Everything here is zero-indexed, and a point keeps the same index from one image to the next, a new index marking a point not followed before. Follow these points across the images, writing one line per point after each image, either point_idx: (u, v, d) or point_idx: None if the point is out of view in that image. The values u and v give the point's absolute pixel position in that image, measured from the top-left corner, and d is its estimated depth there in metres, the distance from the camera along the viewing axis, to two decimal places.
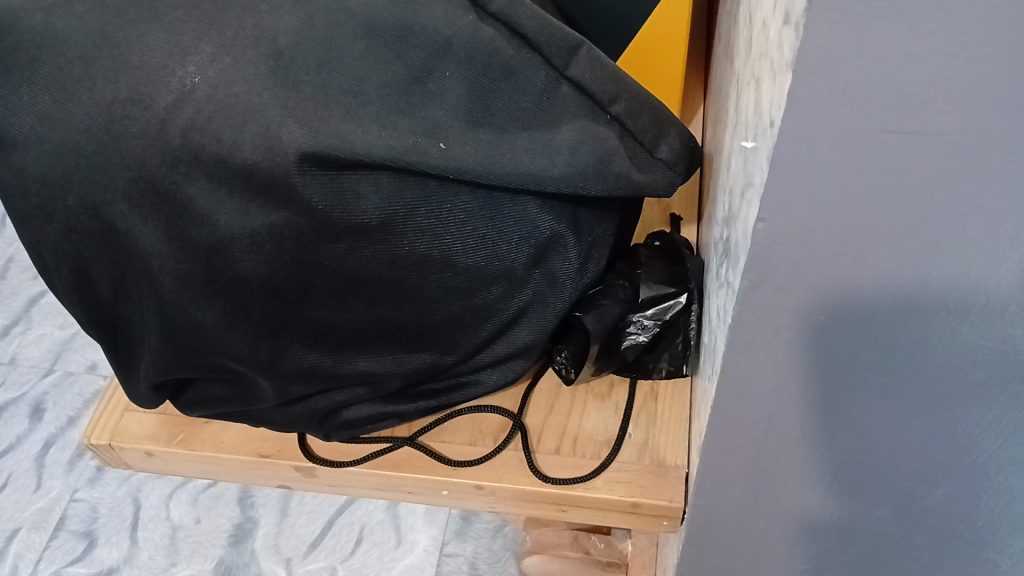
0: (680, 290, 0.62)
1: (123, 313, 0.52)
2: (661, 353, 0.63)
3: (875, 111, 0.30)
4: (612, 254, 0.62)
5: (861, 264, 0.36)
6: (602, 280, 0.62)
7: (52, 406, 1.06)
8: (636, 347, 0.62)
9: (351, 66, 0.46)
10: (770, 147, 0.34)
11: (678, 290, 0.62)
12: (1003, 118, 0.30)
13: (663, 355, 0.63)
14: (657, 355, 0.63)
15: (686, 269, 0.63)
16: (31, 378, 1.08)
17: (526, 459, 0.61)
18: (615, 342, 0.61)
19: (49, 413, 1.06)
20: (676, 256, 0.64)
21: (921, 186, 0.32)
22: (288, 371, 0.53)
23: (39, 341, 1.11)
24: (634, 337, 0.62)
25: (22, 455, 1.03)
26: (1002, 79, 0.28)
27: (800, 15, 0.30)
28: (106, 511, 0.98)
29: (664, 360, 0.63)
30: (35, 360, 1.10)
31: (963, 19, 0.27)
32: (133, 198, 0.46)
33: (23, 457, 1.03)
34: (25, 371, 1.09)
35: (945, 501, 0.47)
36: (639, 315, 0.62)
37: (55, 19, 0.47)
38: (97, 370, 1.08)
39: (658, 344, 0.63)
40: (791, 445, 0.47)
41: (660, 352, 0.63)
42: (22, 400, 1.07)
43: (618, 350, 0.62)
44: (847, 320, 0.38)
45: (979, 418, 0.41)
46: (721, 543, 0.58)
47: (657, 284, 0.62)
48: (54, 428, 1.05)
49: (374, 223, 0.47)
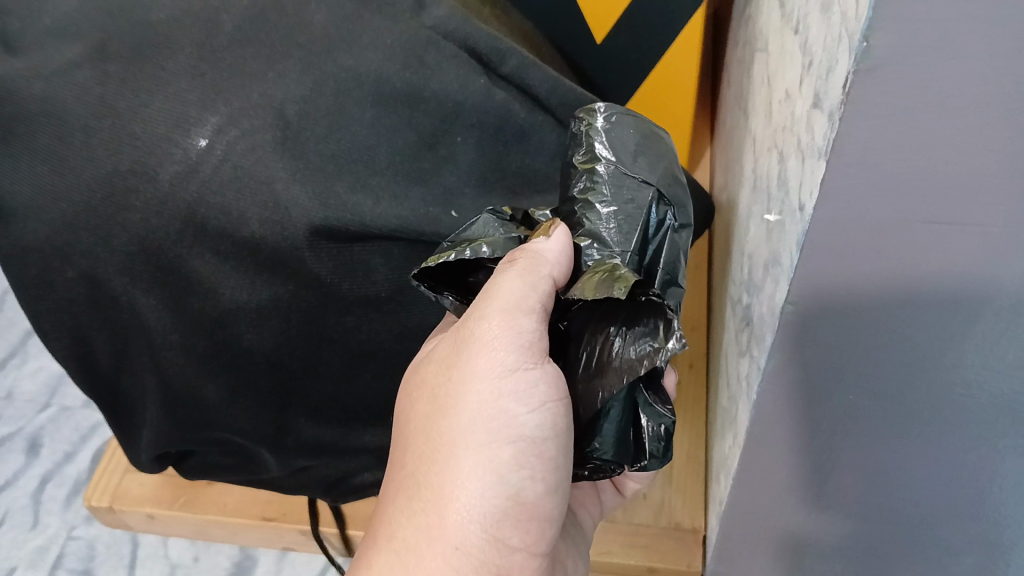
0: (585, 184, 0.44)
1: (124, 379, 0.50)
2: (592, 324, 0.42)
3: (913, 204, 0.27)
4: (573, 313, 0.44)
5: (885, 447, 0.38)
6: (584, 340, 0.42)
7: (49, 442, 0.78)
8: (585, 375, 0.42)
9: (359, 135, 0.44)
10: (797, 233, 0.32)
11: (586, 184, 0.44)
12: None
13: (592, 321, 0.42)
14: (650, 251, 0.44)
15: (579, 171, 0.45)
16: (25, 414, 0.80)
17: (629, 538, 0.60)
18: (593, 391, 0.41)
19: (45, 448, 0.77)
20: (569, 183, 0.46)
21: (940, 257, 0.29)
22: (294, 445, 0.54)
23: (36, 374, 0.82)
24: (632, 346, 0.39)
25: (17, 491, 0.75)
26: None
27: (833, 105, 0.27)
28: (104, 547, 0.72)
29: (616, 339, 0.40)
30: (28, 393, 0.81)
31: (1008, 119, 0.24)
32: (136, 272, 0.44)
33: (18, 494, 0.75)
34: (17, 408, 0.80)
35: (972, 571, 0.44)
36: (597, 232, 0.43)
37: (55, 84, 0.43)
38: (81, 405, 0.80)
39: (625, 321, 0.40)
40: (816, 495, 0.42)
41: (587, 348, 0.42)
42: (16, 436, 0.78)
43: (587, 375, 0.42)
44: (857, 240, 0.29)
45: (1008, 497, 0.38)
46: (750, 557, 0.51)
47: (582, 203, 0.44)
48: (50, 464, 0.77)
49: (384, 294, 0.47)
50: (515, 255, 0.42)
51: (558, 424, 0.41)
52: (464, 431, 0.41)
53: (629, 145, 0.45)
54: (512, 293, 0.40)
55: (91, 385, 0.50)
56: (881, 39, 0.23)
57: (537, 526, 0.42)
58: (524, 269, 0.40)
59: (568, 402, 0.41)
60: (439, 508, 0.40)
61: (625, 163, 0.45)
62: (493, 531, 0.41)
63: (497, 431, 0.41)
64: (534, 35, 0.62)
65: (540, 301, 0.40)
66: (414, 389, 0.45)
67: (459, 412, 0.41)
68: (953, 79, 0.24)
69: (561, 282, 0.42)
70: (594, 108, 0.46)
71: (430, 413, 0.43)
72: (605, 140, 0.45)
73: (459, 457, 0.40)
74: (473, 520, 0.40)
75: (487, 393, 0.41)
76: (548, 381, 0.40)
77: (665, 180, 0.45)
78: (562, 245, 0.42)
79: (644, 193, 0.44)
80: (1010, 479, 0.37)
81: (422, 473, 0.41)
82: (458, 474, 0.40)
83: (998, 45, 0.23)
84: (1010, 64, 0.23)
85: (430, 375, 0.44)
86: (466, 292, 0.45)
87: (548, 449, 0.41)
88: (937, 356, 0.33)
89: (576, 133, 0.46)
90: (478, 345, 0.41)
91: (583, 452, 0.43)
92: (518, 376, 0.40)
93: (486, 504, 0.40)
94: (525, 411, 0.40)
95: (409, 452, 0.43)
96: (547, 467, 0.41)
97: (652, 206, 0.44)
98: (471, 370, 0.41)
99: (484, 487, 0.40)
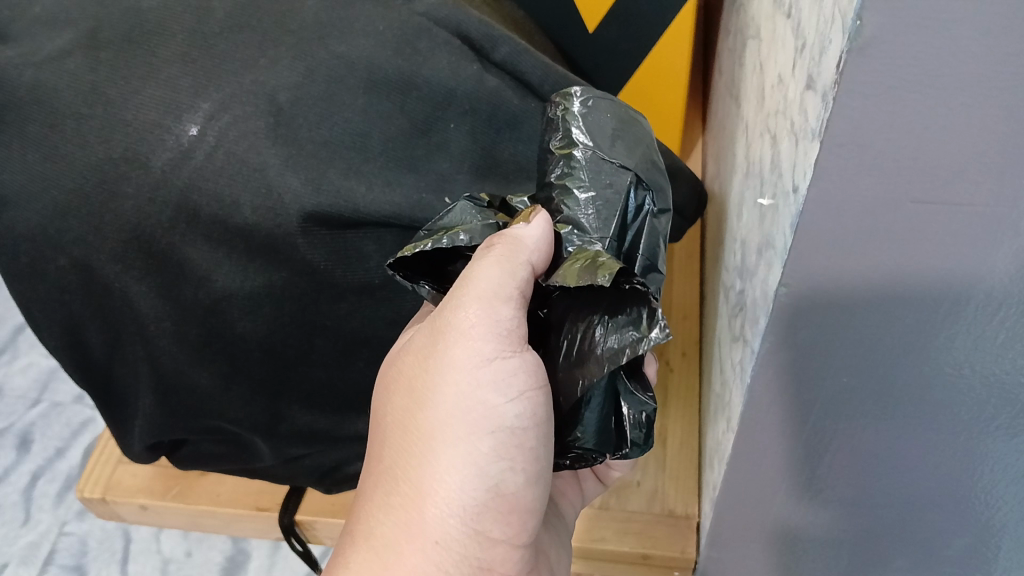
0: (562, 169, 0.44)
1: (117, 369, 0.49)
2: (573, 311, 0.42)
3: (904, 183, 0.27)
4: (556, 298, 0.43)
5: (877, 429, 0.38)
6: (566, 327, 0.42)
7: (40, 437, 0.77)
8: (566, 362, 0.42)
9: (352, 121, 0.44)
10: (791, 216, 0.32)
11: (563, 170, 0.44)
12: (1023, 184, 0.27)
13: (572, 308, 0.42)
14: (629, 237, 0.44)
15: (555, 157, 0.45)
16: (16, 410, 0.79)
17: (621, 526, 0.61)
18: (573, 378, 0.41)
19: (35, 444, 0.77)
20: (545, 170, 0.45)
21: (931, 237, 0.29)
22: (287, 434, 0.54)
23: (26, 370, 0.82)
24: (613, 335, 0.39)
25: (8, 487, 0.75)
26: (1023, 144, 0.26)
27: (825, 88, 0.27)
28: (96, 543, 0.72)
29: (597, 328, 0.40)
30: (18, 390, 0.80)
31: (999, 98, 0.24)
32: (129, 259, 0.43)
33: (9, 490, 0.75)
34: (6, 404, 0.79)
35: (961, 554, 0.45)
36: (575, 218, 0.43)
37: (45, 72, 0.43)
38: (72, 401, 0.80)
39: (607, 309, 0.40)
40: (808, 480, 0.43)
41: (568, 336, 0.42)
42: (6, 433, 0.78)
43: (568, 362, 0.41)
44: (848, 221, 0.29)
45: (999, 478, 0.39)
46: (743, 542, 0.51)
47: (559, 189, 0.44)
48: (41, 460, 0.76)
49: (377, 281, 0.47)
50: (493, 240, 0.41)
51: (539, 415, 0.41)
52: (443, 424, 0.41)
53: (606, 129, 0.45)
54: (489, 280, 0.40)
55: (84, 375, 0.50)
56: (873, 19, 0.23)
57: (518, 519, 0.42)
58: (502, 255, 0.40)
59: (548, 391, 0.41)
60: (418, 504, 0.40)
61: (603, 147, 0.45)
62: (474, 525, 0.41)
63: (475, 423, 0.41)
64: (526, 23, 0.62)
65: (518, 288, 0.40)
66: (391, 381, 0.44)
67: (437, 406, 0.41)
68: (944, 58, 0.24)
69: (539, 268, 0.42)
70: (571, 92, 0.46)
71: (408, 406, 0.43)
72: (581, 124, 0.45)
73: (437, 452, 0.40)
74: (452, 514, 0.40)
75: (465, 384, 0.41)
76: (526, 371, 0.40)
77: (642, 164, 0.45)
78: (541, 230, 0.42)
79: (622, 177, 0.44)
80: (1001, 460, 0.38)
81: (400, 468, 0.41)
82: (437, 467, 0.40)
83: (990, 25, 0.23)
84: (1000, 44, 0.23)
85: (408, 367, 0.43)
86: (443, 283, 0.45)
87: (528, 439, 0.41)
88: (928, 337, 0.33)
89: (552, 118, 0.46)
90: (455, 335, 0.41)
91: (564, 442, 0.43)
92: (496, 365, 0.40)
93: (466, 497, 0.40)
94: (504, 402, 0.40)
95: (387, 446, 0.43)
96: (528, 458, 0.41)
97: (630, 191, 0.44)
98: (448, 361, 0.41)
99: (464, 481, 0.40)
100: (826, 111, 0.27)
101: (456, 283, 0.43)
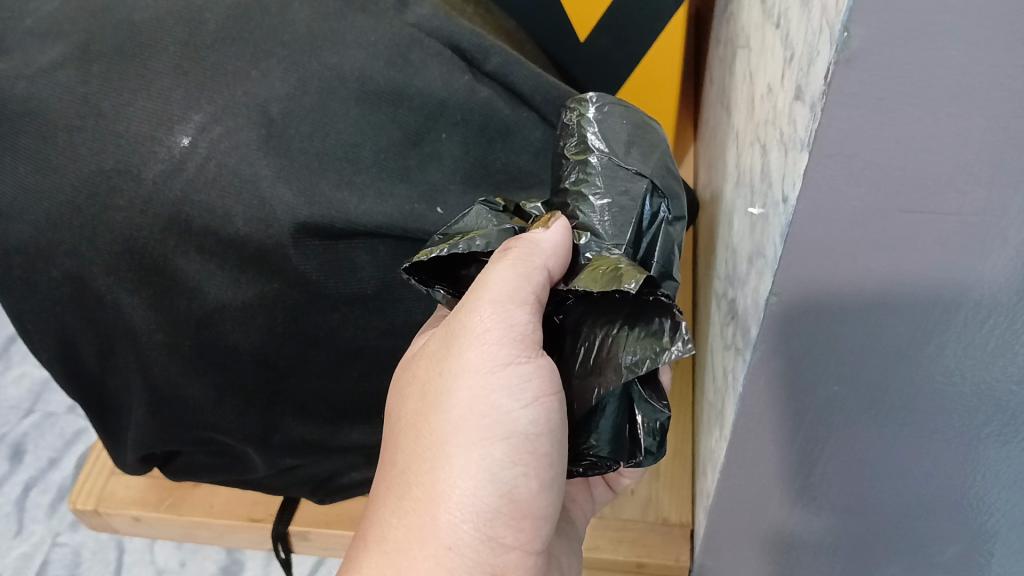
0: (578, 174, 0.45)
1: (110, 380, 0.49)
2: (591, 317, 0.42)
3: (893, 191, 0.28)
4: (573, 303, 0.43)
5: (870, 435, 0.38)
6: (584, 333, 0.42)
7: (33, 448, 0.77)
8: (581, 371, 0.42)
9: (344, 133, 0.44)
10: (781, 224, 0.32)
11: (578, 176, 0.45)
12: (1010, 193, 0.27)
13: (589, 315, 0.42)
14: (645, 243, 0.44)
15: (571, 162, 0.45)
16: (8, 421, 0.79)
17: (614, 533, 0.61)
18: (588, 387, 0.41)
19: (28, 457, 0.77)
20: (558, 178, 0.46)
21: (920, 247, 0.29)
22: (280, 444, 0.54)
23: (19, 381, 0.81)
24: (634, 347, 0.39)
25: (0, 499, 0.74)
26: (1010, 154, 0.26)
27: (814, 98, 0.27)
28: (89, 555, 0.72)
29: (619, 337, 0.40)
30: (10, 401, 0.80)
31: (987, 109, 0.25)
32: (120, 270, 0.43)
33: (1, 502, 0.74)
34: None
35: (954, 560, 0.45)
36: (592, 224, 0.43)
37: (38, 85, 0.43)
38: (65, 414, 0.79)
39: (628, 317, 0.40)
40: (802, 486, 0.43)
41: (585, 342, 0.42)
42: None
43: (585, 369, 0.41)
44: (838, 230, 0.29)
45: (991, 484, 0.39)
46: (736, 549, 0.51)
47: (575, 195, 0.44)
48: (34, 470, 0.76)
49: (370, 292, 0.47)
50: (511, 244, 0.41)
51: (553, 420, 0.41)
52: (457, 429, 0.41)
53: (621, 134, 0.46)
54: (505, 284, 0.40)
55: (76, 387, 0.49)
56: (860, 31, 0.23)
57: (530, 524, 0.42)
58: (518, 258, 0.40)
59: (562, 396, 0.41)
60: (431, 508, 0.40)
61: (618, 154, 0.45)
62: (487, 530, 0.41)
63: (489, 428, 0.41)
64: (517, 33, 0.62)
65: (534, 293, 0.40)
66: (404, 385, 0.44)
67: (451, 409, 0.41)
68: (931, 70, 0.24)
69: (556, 274, 0.42)
70: (586, 98, 0.47)
71: (421, 409, 0.42)
72: (596, 130, 0.46)
73: (453, 456, 0.40)
74: (466, 520, 0.40)
75: (479, 388, 0.41)
76: (541, 376, 0.40)
77: (659, 172, 0.45)
78: (559, 236, 0.42)
79: (637, 184, 0.44)
80: (993, 467, 0.38)
81: (413, 472, 0.41)
82: (449, 473, 0.40)
83: (974, 37, 0.23)
84: (986, 55, 0.23)
85: (421, 371, 0.43)
86: (457, 285, 0.45)
87: (541, 445, 0.41)
88: (920, 344, 0.33)
89: (567, 123, 0.46)
90: (470, 338, 0.41)
91: (578, 449, 0.43)
92: (510, 370, 0.40)
93: (479, 503, 0.40)
94: (519, 407, 0.40)
95: (399, 450, 0.42)
96: (540, 464, 0.41)
97: (646, 198, 0.44)
98: (462, 365, 0.41)
99: (476, 487, 0.40)
100: (815, 120, 0.27)
101: (472, 286, 0.43)
